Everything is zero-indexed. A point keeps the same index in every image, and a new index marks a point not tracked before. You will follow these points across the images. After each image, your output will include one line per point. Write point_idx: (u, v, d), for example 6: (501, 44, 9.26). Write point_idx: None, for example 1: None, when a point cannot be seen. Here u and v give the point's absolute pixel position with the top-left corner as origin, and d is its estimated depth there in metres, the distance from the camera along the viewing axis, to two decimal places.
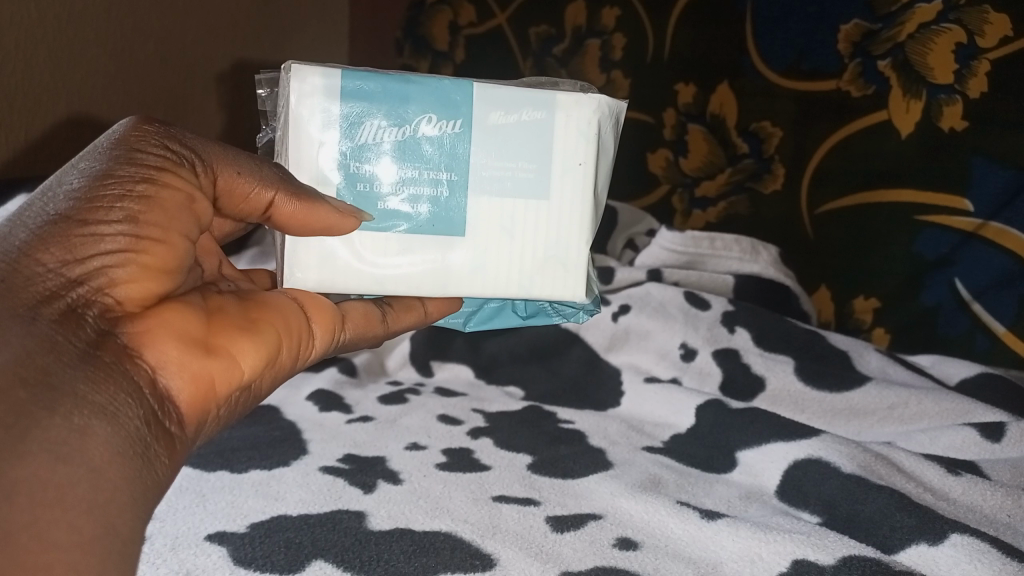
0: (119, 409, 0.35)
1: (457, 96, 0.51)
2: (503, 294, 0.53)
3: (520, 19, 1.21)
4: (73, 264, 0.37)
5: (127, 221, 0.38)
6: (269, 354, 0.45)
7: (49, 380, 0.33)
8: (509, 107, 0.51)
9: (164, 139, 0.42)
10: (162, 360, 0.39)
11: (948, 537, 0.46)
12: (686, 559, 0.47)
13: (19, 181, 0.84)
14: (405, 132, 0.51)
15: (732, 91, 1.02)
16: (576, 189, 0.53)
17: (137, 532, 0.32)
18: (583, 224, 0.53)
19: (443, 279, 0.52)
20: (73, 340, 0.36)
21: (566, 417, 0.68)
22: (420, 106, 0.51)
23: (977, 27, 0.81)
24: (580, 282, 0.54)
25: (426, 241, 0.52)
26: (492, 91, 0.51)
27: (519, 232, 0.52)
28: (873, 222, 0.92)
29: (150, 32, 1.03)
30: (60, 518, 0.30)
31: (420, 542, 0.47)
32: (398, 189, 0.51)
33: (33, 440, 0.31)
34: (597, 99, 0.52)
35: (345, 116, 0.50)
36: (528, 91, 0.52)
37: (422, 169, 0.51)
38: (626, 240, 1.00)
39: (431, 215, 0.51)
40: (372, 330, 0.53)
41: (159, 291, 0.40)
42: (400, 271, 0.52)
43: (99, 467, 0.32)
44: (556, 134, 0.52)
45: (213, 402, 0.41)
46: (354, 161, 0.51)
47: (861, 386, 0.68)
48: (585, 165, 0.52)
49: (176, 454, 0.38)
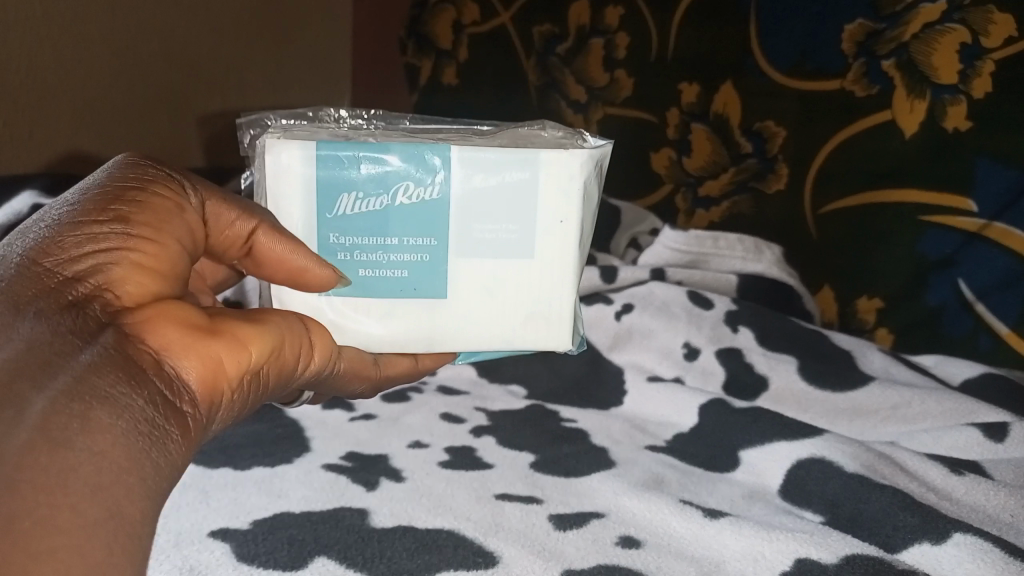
0: (122, 397, 0.32)
1: (428, 159, 0.46)
2: (487, 348, 0.50)
3: (524, 20, 1.19)
4: (66, 263, 0.35)
5: (118, 220, 0.36)
6: (271, 345, 0.40)
7: (50, 368, 0.31)
8: (489, 169, 0.47)
9: (150, 161, 0.41)
10: (164, 344, 0.35)
11: (951, 536, 0.46)
12: (689, 558, 0.47)
13: (18, 178, 0.81)
14: (383, 202, 0.47)
15: (735, 90, 1.01)
16: (561, 247, 0.48)
17: (150, 514, 0.30)
18: (566, 283, 0.49)
19: (430, 338, 0.49)
20: (72, 331, 0.32)
21: (568, 416, 0.68)
22: (397, 171, 0.46)
23: (982, 28, 0.80)
24: (566, 332, 0.50)
25: (409, 306, 0.48)
26: (473, 153, 0.46)
27: (501, 291, 0.48)
28: (878, 221, 0.92)
29: (154, 30, 0.99)
30: (62, 503, 0.27)
31: (422, 539, 0.47)
32: (377, 258, 0.47)
33: (25, 419, 0.28)
34: (581, 152, 0.47)
35: (323, 182, 0.46)
36: (508, 150, 0.47)
37: (404, 237, 0.47)
38: (629, 239, 0.99)
39: (411, 278, 0.48)
40: (366, 372, 0.50)
41: (160, 292, 0.37)
42: (381, 335, 0.49)
43: (103, 451, 0.29)
44: (540, 194, 0.47)
45: (224, 384, 0.37)
46: (333, 231, 0.47)
47: (865, 386, 0.68)
48: (567, 222, 0.48)
49: (190, 437, 0.35)
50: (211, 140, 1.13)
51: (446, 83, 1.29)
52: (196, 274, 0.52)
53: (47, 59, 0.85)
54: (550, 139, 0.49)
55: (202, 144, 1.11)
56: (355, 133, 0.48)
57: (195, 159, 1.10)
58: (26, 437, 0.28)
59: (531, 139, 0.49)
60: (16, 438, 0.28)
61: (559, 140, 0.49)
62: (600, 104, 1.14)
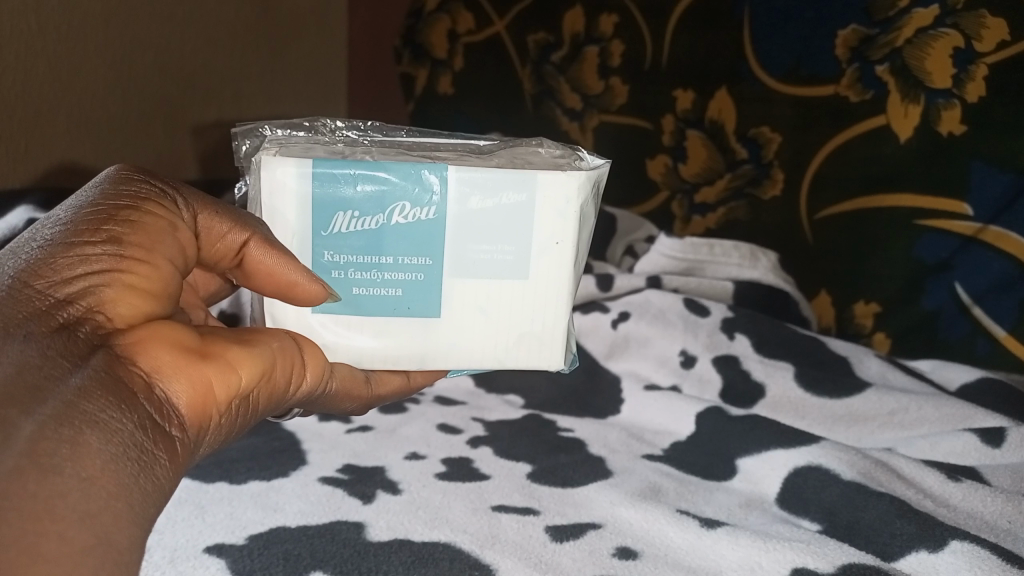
0: (111, 419, 0.32)
1: (427, 180, 0.46)
2: (479, 367, 0.50)
3: (518, 28, 1.18)
4: (59, 284, 0.34)
5: (111, 241, 0.36)
6: (264, 367, 0.40)
7: (42, 394, 0.31)
8: (487, 190, 0.47)
9: (147, 177, 0.41)
10: (156, 365, 0.35)
11: (948, 544, 0.46)
12: (685, 568, 0.46)
13: (14, 192, 0.81)
14: (379, 220, 0.47)
15: (730, 96, 1.01)
16: (555, 267, 0.48)
17: (138, 541, 0.30)
18: (559, 304, 0.49)
19: (421, 354, 0.49)
20: (64, 355, 0.33)
21: (566, 426, 0.68)
22: (394, 190, 0.46)
23: (975, 32, 0.80)
24: (559, 351, 0.50)
25: (402, 324, 0.48)
26: (471, 175, 0.46)
27: (494, 311, 0.49)
28: (874, 228, 0.92)
29: (151, 42, 0.99)
30: (50, 530, 0.27)
31: (419, 553, 0.47)
32: (371, 276, 0.47)
33: (13, 444, 0.28)
34: (579, 174, 0.47)
35: (318, 200, 0.46)
36: (505, 170, 0.47)
37: (400, 255, 0.47)
38: (625, 246, 0.99)
39: (406, 296, 0.48)
40: (356, 391, 0.50)
41: (154, 313, 0.37)
42: (374, 351, 0.49)
43: (91, 477, 0.29)
44: (536, 215, 0.47)
45: (214, 408, 0.37)
46: (327, 249, 0.47)
47: (861, 393, 0.68)
48: (562, 244, 0.48)
49: (180, 461, 0.35)
50: (207, 152, 1.14)
51: (441, 92, 1.29)
52: (189, 286, 0.51)
53: (46, 73, 0.86)
54: (550, 158, 0.49)
55: (197, 155, 1.12)
56: (352, 150, 0.47)
57: (190, 171, 1.11)
58: (14, 461, 0.28)
59: (529, 157, 0.49)
60: (3, 464, 0.28)
61: (556, 159, 0.49)
62: (595, 111, 1.14)
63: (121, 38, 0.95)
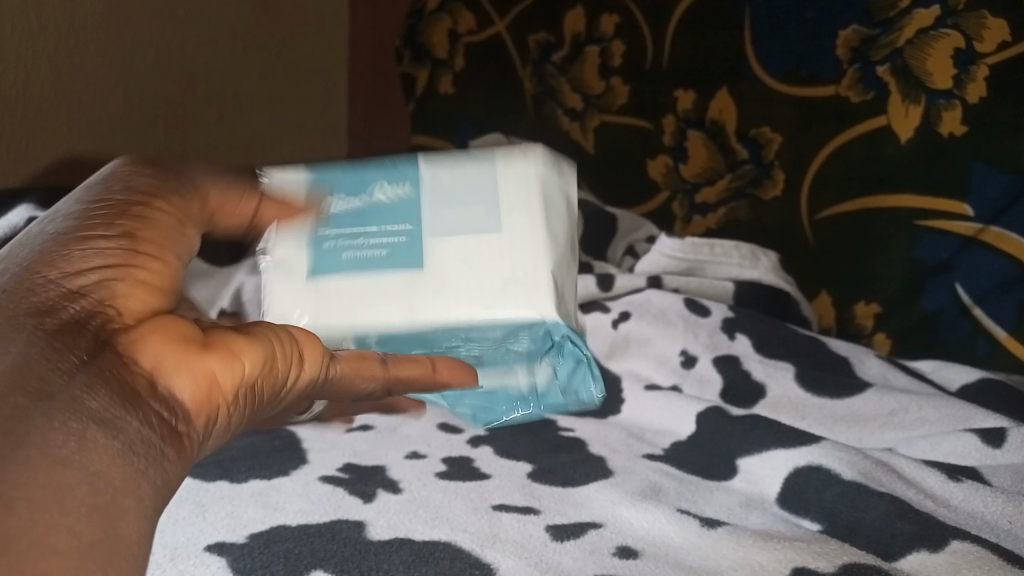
0: (117, 416, 0.31)
1: (405, 170, 0.55)
2: (471, 322, 0.52)
3: (519, 29, 1.18)
4: (70, 276, 0.35)
5: (122, 235, 0.37)
6: (268, 359, 0.40)
7: (47, 390, 0.30)
8: (452, 169, 0.55)
9: (157, 175, 0.42)
10: (162, 361, 0.35)
11: (948, 543, 0.47)
12: (687, 568, 0.46)
13: (13, 192, 0.81)
14: (363, 199, 0.55)
15: (731, 96, 1.00)
16: (522, 224, 0.54)
17: (146, 535, 0.30)
18: (537, 254, 0.53)
19: (412, 308, 0.52)
20: (73, 350, 0.32)
21: (567, 425, 0.68)
22: (379, 175, 0.55)
23: (975, 33, 0.81)
24: (549, 298, 0.52)
25: (391, 280, 0.53)
26: (441, 164, 0.55)
27: (474, 264, 0.53)
28: (874, 228, 0.92)
29: (152, 42, 1.00)
30: (58, 523, 0.27)
31: (420, 551, 0.47)
32: (358, 242, 0.53)
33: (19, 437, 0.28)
34: (534, 151, 0.56)
35: (319, 189, 0.55)
36: (470, 157, 0.56)
37: (381, 222, 0.54)
38: (626, 246, 0.99)
39: (391, 256, 0.53)
40: (370, 371, 0.48)
41: (161, 309, 0.37)
42: (368, 307, 0.52)
43: (98, 471, 0.29)
44: (496, 184, 0.55)
45: (220, 403, 0.37)
46: (322, 227, 0.54)
47: (862, 393, 0.68)
48: (523, 205, 0.54)
49: (186, 456, 0.34)
50: (208, 153, 1.13)
51: (441, 92, 1.28)
52: None
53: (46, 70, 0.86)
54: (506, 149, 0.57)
55: (199, 155, 1.12)
56: None
57: None
58: (22, 456, 0.28)
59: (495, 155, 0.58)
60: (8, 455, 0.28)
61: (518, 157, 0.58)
62: (596, 111, 1.14)
63: (121, 38, 0.95)
